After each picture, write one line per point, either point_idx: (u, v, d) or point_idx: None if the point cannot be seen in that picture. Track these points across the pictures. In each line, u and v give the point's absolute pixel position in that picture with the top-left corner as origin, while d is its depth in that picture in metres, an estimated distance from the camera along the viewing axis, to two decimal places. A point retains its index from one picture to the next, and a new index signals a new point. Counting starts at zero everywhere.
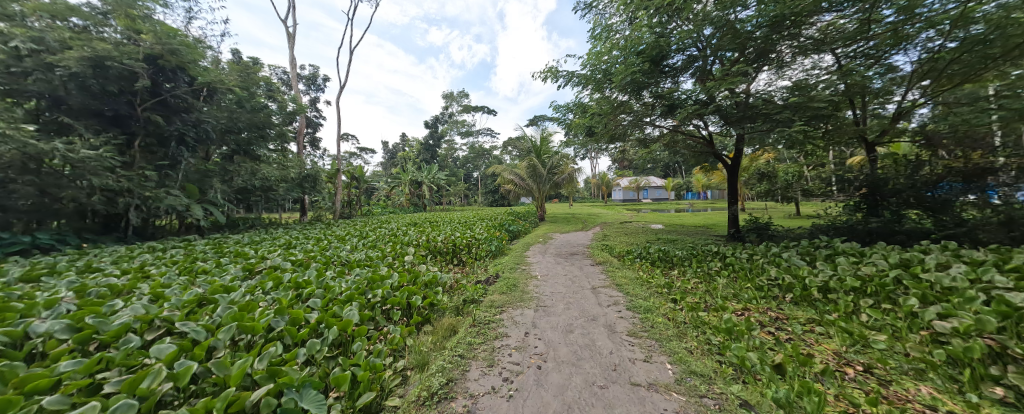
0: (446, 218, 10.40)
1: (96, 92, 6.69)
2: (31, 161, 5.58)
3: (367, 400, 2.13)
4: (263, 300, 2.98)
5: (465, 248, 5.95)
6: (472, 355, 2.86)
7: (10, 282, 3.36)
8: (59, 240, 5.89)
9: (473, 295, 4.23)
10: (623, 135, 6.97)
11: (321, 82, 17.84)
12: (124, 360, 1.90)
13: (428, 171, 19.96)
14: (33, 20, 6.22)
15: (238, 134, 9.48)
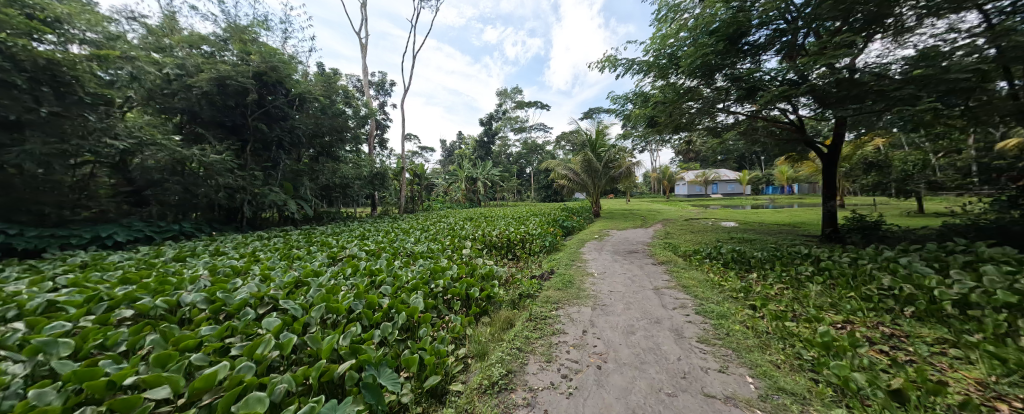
0: (500, 214, 10.55)
1: (220, 106, 8.11)
2: (178, 165, 6.94)
3: (434, 382, 2.28)
4: (345, 284, 3.34)
5: (520, 243, 6.00)
6: (530, 349, 2.89)
7: (166, 260, 4.25)
8: (196, 228, 7.25)
9: (529, 290, 4.27)
10: (691, 123, 6.40)
11: (389, 87, 19.22)
12: (244, 330, 2.27)
13: (484, 168, 20.49)
14: (178, 50, 7.82)
15: (320, 138, 10.39)
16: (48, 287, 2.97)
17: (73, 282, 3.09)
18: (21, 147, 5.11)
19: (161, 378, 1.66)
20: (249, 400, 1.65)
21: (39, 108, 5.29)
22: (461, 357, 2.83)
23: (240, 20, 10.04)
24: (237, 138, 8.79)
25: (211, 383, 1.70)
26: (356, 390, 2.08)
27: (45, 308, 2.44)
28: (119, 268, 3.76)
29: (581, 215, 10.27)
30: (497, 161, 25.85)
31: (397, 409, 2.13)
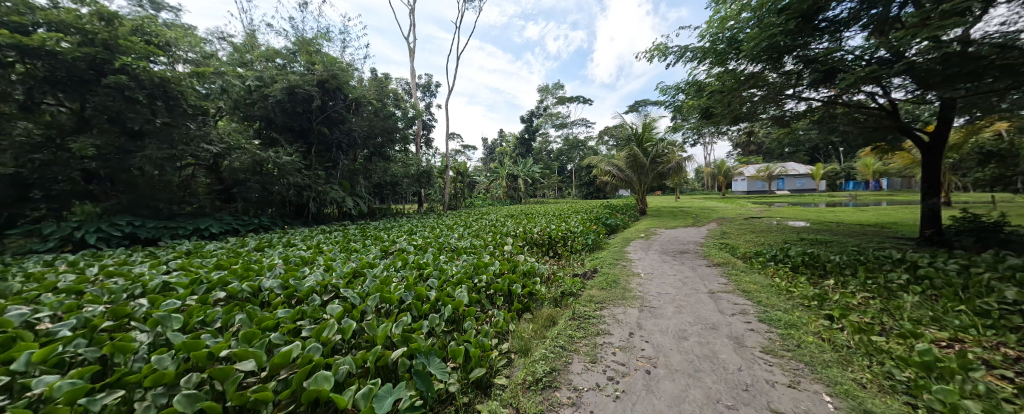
0: (540, 211, 10.46)
1: (289, 112, 8.97)
2: (257, 166, 7.81)
3: (479, 374, 2.34)
4: (395, 275, 3.54)
5: (563, 241, 5.91)
6: (574, 348, 2.84)
7: (249, 250, 4.82)
8: (270, 222, 8.09)
9: (572, 288, 4.21)
10: (754, 113, 5.84)
11: (434, 88, 19.86)
12: (312, 314, 2.51)
13: (525, 165, 20.49)
14: (256, 63, 8.80)
15: (373, 139, 11.02)
16: (162, 270, 3.52)
17: (180, 267, 3.62)
18: (143, 152, 6.13)
19: (247, 354, 1.88)
20: (316, 378, 1.81)
21: (156, 119, 6.32)
22: (504, 352, 2.87)
23: (306, 33, 11.00)
24: (303, 141, 9.64)
25: (287, 360, 1.89)
26: (408, 376, 2.20)
27: (161, 287, 2.90)
28: (212, 256, 4.33)
29: (625, 212, 9.85)
30: (539, 157, 25.71)
31: (444, 397, 2.22)
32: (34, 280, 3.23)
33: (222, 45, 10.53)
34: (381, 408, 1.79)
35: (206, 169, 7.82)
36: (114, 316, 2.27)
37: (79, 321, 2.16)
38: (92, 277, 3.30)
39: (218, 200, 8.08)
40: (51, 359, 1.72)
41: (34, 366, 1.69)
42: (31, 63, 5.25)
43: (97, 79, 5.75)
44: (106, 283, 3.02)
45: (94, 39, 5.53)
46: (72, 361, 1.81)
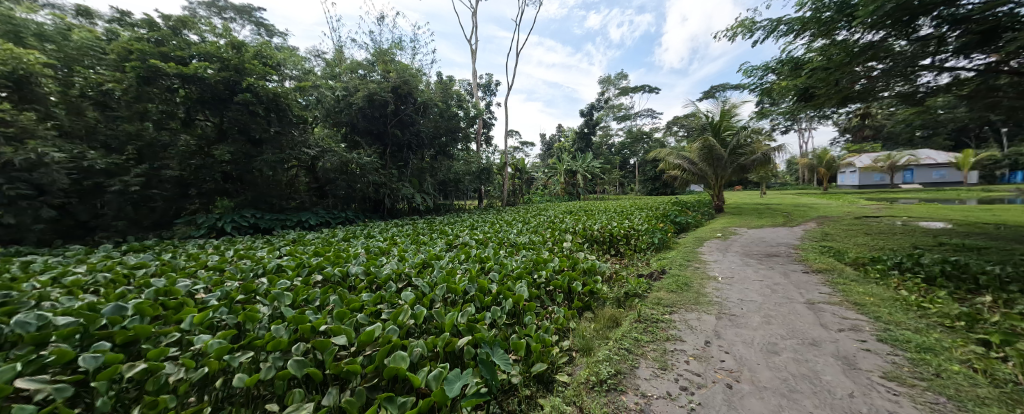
0: (600, 207, 10.06)
1: (368, 117, 9.86)
2: (343, 167, 8.73)
3: (540, 369, 2.29)
4: (459, 267, 3.68)
5: (627, 238, 5.60)
6: (642, 353, 2.66)
7: (337, 240, 5.44)
8: (352, 216, 8.99)
9: (637, 289, 3.95)
10: (872, 90, 4.97)
11: (494, 87, 20.22)
12: (388, 299, 2.73)
13: (585, 160, 19.91)
14: (343, 75, 9.85)
15: (438, 139, 11.60)
16: (275, 254, 4.15)
17: (286, 253, 4.23)
18: (261, 158, 7.52)
19: (339, 331, 2.13)
20: (395, 358, 1.96)
21: (271, 128, 7.70)
22: (566, 350, 2.79)
23: (382, 44, 11.99)
24: (380, 143, 10.52)
25: (370, 339, 2.11)
26: (474, 364, 2.26)
27: (276, 268, 3.44)
28: (309, 244, 4.96)
29: (696, 209, 9.02)
30: (600, 152, 24.80)
31: (507, 388, 2.24)
32: (189, 259, 4.04)
33: (316, 61, 12.00)
34: (451, 391, 1.86)
35: (304, 170, 8.88)
36: (245, 291, 2.76)
37: (219, 294, 2.66)
38: (229, 258, 4.05)
39: (312, 196, 9.13)
40: (205, 321, 2.16)
41: (195, 326, 2.13)
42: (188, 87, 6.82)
43: (229, 96, 7.23)
44: (235, 264, 3.66)
45: (228, 64, 6.96)
46: (219, 324, 2.24)
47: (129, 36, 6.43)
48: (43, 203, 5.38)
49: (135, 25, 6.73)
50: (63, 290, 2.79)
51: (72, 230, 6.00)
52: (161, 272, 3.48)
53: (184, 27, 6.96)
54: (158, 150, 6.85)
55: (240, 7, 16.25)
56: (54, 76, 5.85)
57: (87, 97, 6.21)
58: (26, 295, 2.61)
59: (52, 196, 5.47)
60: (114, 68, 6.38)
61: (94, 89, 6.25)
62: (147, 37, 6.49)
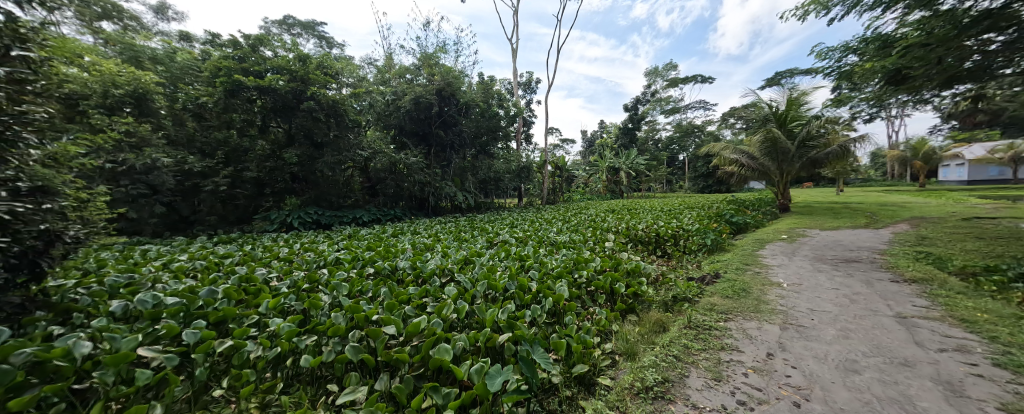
0: (646, 206, 9.58)
1: (415, 119, 10.25)
2: (391, 167, 9.15)
3: (581, 371, 2.20)
4: (499, 264, 3.68)
5: (677, 239, 5.24)
6: (691, 362, 2.45)
7: (386, 235, 5.70)
8: (400, 213, 9.39)
9: (686, 294, 3.67)
10: (991, 70, 4.10)
11: (535, 85, 20.12)
12: (432, 293, 2.81)
13: (629, 157, 19.13)
14: (393, 80, 10.36)
15: (480, 138, 11.75)
16: (334, 248, 4.48)
17: (342, 246, 4.54)
18: (322, 160, 8.11)
19: (390, 321, 2.27)
20: (438, 350, 1.99)
21: (331, 132, 8.28)
22: (609, 353, 2.65)
23: (428, 49, 12.41)
24: (425, 144, 10.88)
25: (417, 331, 2.19)
26: (514, 361, 2.22)
27: (334, 260, 3.71)
28: (362, 239, 5.27)
29: (756, 208, 8.27)
30: (645, 148, 23.72)
31: (548, 387, 2.15)
32: (264, 250, 4.49)
33: (368, 67, 12.73)
34: (491, 386, 1.82)
35: (359, 170, 9.29)
36: (309, 281, 3.06)
37: (288, 284, 2.96)
38: (294, 250, 4.44)
39: (365, 195, 9.60)
40: (278, 307, 2.50)
41: (270, 310, 2.48)
42: (264, 98, 7.66)
43: (296, 104, 7.92)
44: (299, 256, 4.00)
45: (296, 75, 7.67)
46: (289, 309, 2.57)
47: (219, 54, 7.45)
48: (156, 201, 6.52)
49: (223, 45, 7.62)
50: (171, 274, 3.27)
51: (177, 224, 7.12)
52: (243, 261, 3.84)
53: (261, 44, 7.70)
54: (240, 154, 7.89)
55: (305, 22, 17.68)
56: (165, 94, 7.26)
57: (187, 109, 7.53)
58: (144, 277, 3.04)
59: (163, 194, 6.62)
60: (208, 84, 7.62)
61: (192, 102, 7.50)
62: (232, 55, 7.37)
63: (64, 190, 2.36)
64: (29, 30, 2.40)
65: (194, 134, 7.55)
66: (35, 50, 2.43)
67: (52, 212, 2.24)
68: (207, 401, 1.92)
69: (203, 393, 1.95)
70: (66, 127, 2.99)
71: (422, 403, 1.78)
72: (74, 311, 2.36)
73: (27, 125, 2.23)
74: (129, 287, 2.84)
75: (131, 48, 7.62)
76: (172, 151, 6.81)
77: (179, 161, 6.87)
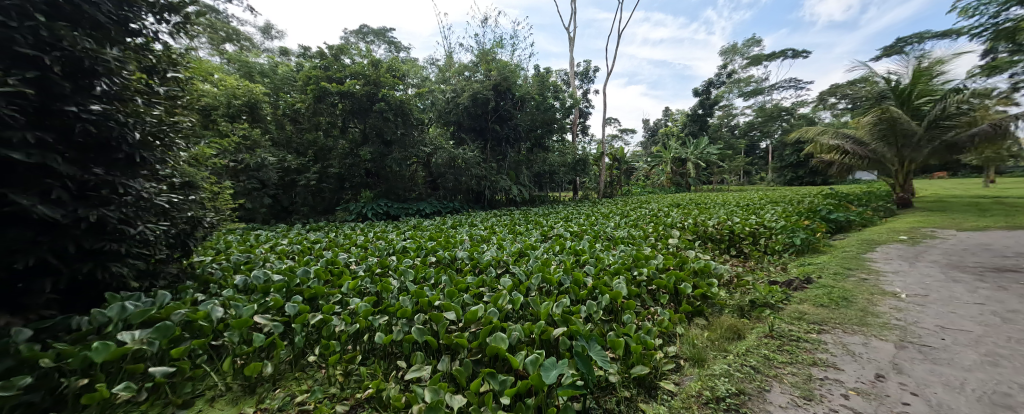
0: (717, 200, 8.73)
1: (472, 115, 10.45)
2: (451, 162, 9.47)
3: (641, 372, 1.98)
4: (554, 258, 3.57)
5: (759, 236, 4.60)
6: (775, 376, 2.06)
7: (447, 227, 5.89)
8: (458, 206, 9.71)
9: (766, 299, 3.15)
10: None
11: (592, 74, 19.36)
12: (488, 283, 2.83)
13: (698, 146, 17.58)
14: (453, 78, 10.64)
15: (535, 131, 11.62)
16: (401, 237, 4.75)
17: (408, 236, 4.79)
18: (390, 157, 8.67)
19: (450, 307, 2.30)
20: (494, 338, 1.96)
21: (398, 130, 8.78)
22: (673, 357, 2.36)
23: (485, 45, 12.56)
24: (482, 139, 11.05)
25: (474, 318, 2.20)
26: (569, 356, 2.09)
27: (401, 249, 3.92)
28: (425, 230, 5.52)
29: (861, 202, 7.06)
30: (717, 135, 21.61)
31: (605, 385, 1.99)
32: (345, 237, 4.94)
33: (431, 67, 13.29)
34: (546, 378, 1.72)
35: (422, 165, 9.73)
36: (381, 266, 3.27)
37: (364, 267, 3.19)
38: (367, 238, 4.79)
39: (427, 189, 10.01)
40: (356, 288, 2.69)
41: (350, 291, 2.67)
42: (343, 102, 8.32)
43: (369, 106, 8.50)
44: (372, 244, 4.30)
45: (370, 79, 8.25)
46: (365, 291, 2.76)
47: (311, 65, 8.28)
48: (264, 194, 7.79)
49: (313, 56, 8.46)
50: (277, 254, 3.77)
51: (278, 213, 8.22)
52: (329, 246, 4.23)
53: (342, 54, 8.35)
54: (325, 153, 8.78)
55: (377, 30, 19.02)
56: (269, 102, 8.42)
57: (286, 115, 8.67)
58: (257, 257, 3.55)
59: (271, 189, 7.89)
60: (301, 92, 8.55)
61: (291, 109, 8.59)
62: (319, 65, 8.16)
63: (200, 184, 2.88)
64: (179, 56, 2.76)
65: (292, 136, 8.69)
66: (181, 73, 2.80)
67: (191, 203, 2.77)
68: (304, 364, 2.17)
69: (301, 358, 2.19)
70: (204, 133, 3.53)
71: (480, 387, 1.78)
72: (211, 282, 2.81)
73: (178, 132, 2.62)
74: (247, 264, 3.34)
75: (245, 65, 9.48)
76: (279, 153, 8.06)
77: (280, 162, 8.00)
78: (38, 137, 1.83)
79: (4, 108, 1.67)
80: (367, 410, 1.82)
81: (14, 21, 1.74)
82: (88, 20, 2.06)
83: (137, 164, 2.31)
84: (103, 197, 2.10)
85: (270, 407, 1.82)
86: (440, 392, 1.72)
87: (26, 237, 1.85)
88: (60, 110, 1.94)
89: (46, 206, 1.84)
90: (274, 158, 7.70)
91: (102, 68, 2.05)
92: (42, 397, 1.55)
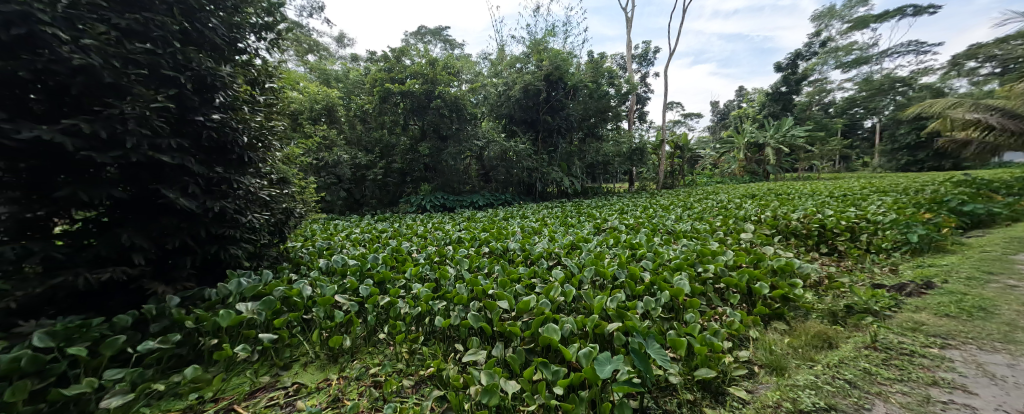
0: (802, 189, 7.67)
1: (524, 106, 10.34)
2: (503, 154, 9.50)
3: (707, 376, 1.72)
4: (607, 252, 3.35)
5: (860, 231, 3.73)
6: (880, 394, 1.56)
7: (500, 219, 5.90)
8: (510, 198, 9.74)
9: (868, 306, 2.36)
10: None
11: (652, 56, 18.02)
12: (540, 274, 2.76)
13: (780, 128, 15.56)
14: (505, 71, 10.50)
15: (588, 120, 11.20)
16: (456, 228, 4.86)
17: (463, 227, 4.89)
18: (447, 151, 8.96)
19: (502, 296, 2.26)
20: (546, 329, 1.89)
21: (454, 126, 9.02)
22: (743, 362, 1.99)
23: (537, 34, 12.29)
24: (533, 130, 10.89)
25: (527, 308, 2.14)
26: (625, 353, 1.92)
27: (455, 239, 3.99)
28: (478, 221, 5.59)
29: (1008, 190, 5.64)
30: (807, 115, 18.81)
31: (666, 385, 1.79)
32: (407, 227, 5.20)
33: (484, 62, 13.41)
34: (600, 372, 1.59)
35: (475, 159, 9.91)
36: (438, 254, 3.36)
37: (424, 256, 3.30)
38: (424, 229, 4.96)
39: (480, 182, 10.17)
40: (418, 273, 2.80)
41: (414, 276, 2.78)
42: (404, 100, 8.72)
43: (427, 102, 8.81)
44: (431, 234, 4.47)
45: (427, 78, 8.54)
46: (426, 277, 2.85)
47: (377, 68, 8.78)
48: (341, 188, 8.52)
49: (378, 60, 8.96)
50: (352, 241, 4.09)
51: (351, 205, 8.95)
52: (394, 236, 4.48)
53: (403, 55, 8.72)
54: (389, 149, 9.35)
55: (434, 29, 19.70)
56: (342, 103, 9.17)
57: (356, 115, 9.38)
58: (336, 244, 3.88)
59: (346, 183, 8.61)
60: (368, 93, 9.16)
61: (360, 110, 9.25)
62: (384, 67, 8.64)
63: (290, 180, 3.19)
64: (274, 68, 3.00)
65: (362, 134, 9.29)
66: (276, 83, 3.04)
67: (286, 196, 3.07)
68: (376, 340, 2.29)
69: (372, 336, 2.30)
70: (293, 134, 3.91)
71: (533, 376, 1.73)
72: (301, 263, 3.12)
73: (274, 135, 2.93)
74: (328, 249, 3.67)
75: (323, 72, 10.44)
76: (352, 150, 8.76)
77: (353, 159, 8.68)
78: (179, 143, 2.18)
79: (156, 121, 2.04)
80: (429, 387, 1.89)
81: (160, 50, 2.10)
82: (208, 43, 2.39)
83: (246, 163, 2.64)
84: (223, 191, 2.45)
85: (350, 377, 1.98)
86: (495, 376, 1.70)
87: (173, 224, 2.23)
88: (192, 120, 2.29)
89: (186, 198, 2.19)
90: (348, 156, 8.40)
91: (220, 83, 2.37)
92: (187, 351, 2.00)
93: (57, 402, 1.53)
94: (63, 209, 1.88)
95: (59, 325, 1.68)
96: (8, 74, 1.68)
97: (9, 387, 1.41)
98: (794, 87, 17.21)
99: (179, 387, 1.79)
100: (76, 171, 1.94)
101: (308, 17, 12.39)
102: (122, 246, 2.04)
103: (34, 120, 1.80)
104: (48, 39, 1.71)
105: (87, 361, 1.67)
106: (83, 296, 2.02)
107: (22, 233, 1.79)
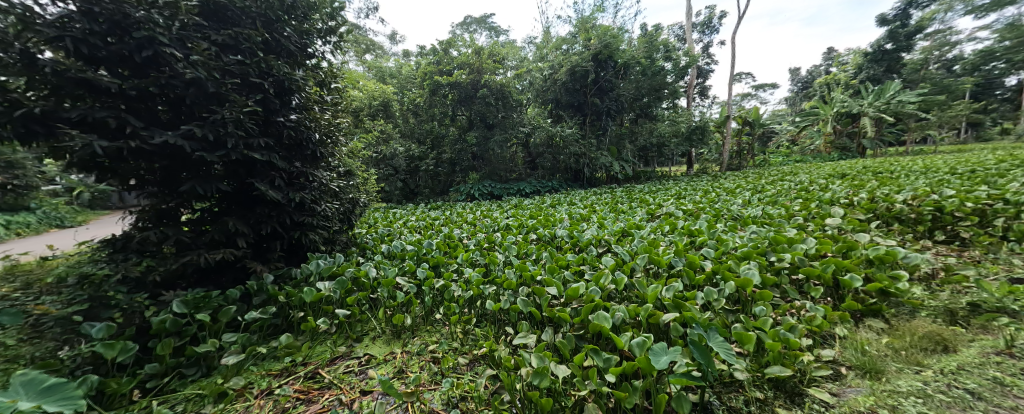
0: (910, 166, 6.41)
1: (572, 89, 9.94)
2: (550, 140, 9.29)
3: (780, 374, 1.51)
4: (663, 239, 3.13)
5: (993, 216, 2.99)
6: (1016, 410, 1.28)
7: (548, 206, 5.78)
8: (556, 185, 9.60)
9: (1004, 305, 1.89)
10: None
11: (716, 22, 16.19)
12: (589, 261, 2.65)
13: (881, 94, 13.21)
14: (550, 53, 10.14)
15: (640, 100, 10.47)
16: (505, 216, 4.87)
17: (510, 215, 4.88)
18: (495, 139, 9.08)
19: (551, 282, 2.22)
20: (597, 315, 1.81)
21: (500, 114, 9.15)
22: (827, 362, 1.73)
23: (585, 11, 11.65)
24: (581, 114, 10.43)
25: (576, 295, 2.08)
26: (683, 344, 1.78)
27: (502, 227, 4.01)
28: (525, 209, 5.54)
29: None
30: (922, 75, 15.58)
31: (730, 381, 1.64)
32: (458, 215, 5.34)
33: (530, 46, 13.10)
34: (656, 363, 1.47)
35: (521, 146, 9.86)
36: (486, 241, 3.40)
37: (474, 242, 3.37)
38: (472, 217, 5.01)
39: (526, 169, 10.16)
40: (468, 260, 2.85)
41: (464, 262, 2.84)
42: (452, 92, 8.91)
43: (474, 92, 8.95)
44: (480, 221, 4.55)
45: (477, 67, 8.72)
46: (476, 262, 2.90)
47: (425, 62, 8.96)
48: (397, 179, 9.06)
49: (427, 53, 9.12)
50: (408, 228, 4.30)
51: (407, 194, 9.45)
52: (446, 224, 4.61)
53: (450, 47, 8.81)
54: (439, 140, 9.64)
55: (478, 18, 19.64)
56: (395, 98, 9.57)
57: (409, 109, 9.65)
58: (395, 231, 4.12)
59: (401, 174, 9.12)
60: (418, 87, 9.46)
61: (413, 104, 9.60)
62: (432, 60, 8.79)
63: (354, 172, 3.39)
64: (338, 69, 3.15)
65: (415, 127, 9.63)
66: (340, 83, 3.19)
67: (351, 186, 3.28)
68: (432, 320, 2.38)
69: (430, 317, 2.39)
70: (355, 129, 4.15)
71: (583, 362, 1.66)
72: (365, 248, 3.35)
73: (339, 130, 3.10)
74: (388, 235, 3.91)
75: (376, 69, 11.08)
76: (406, 143, 9.17)
77: (407, 151, 9.12)
78: (267, 142, 2.41)
79: (248, 123, 2.26)
80: (482, 366, 1.93)
81: (248, 59, 2.33)
82: (284, 51, 2.59)
83: (318, 157, 2.86)
84: (302, 184, 2.68)
85: (411, 352, 2.10)
86: (545, 360, 1.66)
87: (266, 212, 2.48)
88: (276, 122, 2.52)
89: (273, 190, 2.42)
90: (402, 148, 8.85)
91: (294, 87, 2.56)
92: (282, 321, 2.28)
93: (191, 357, 1.84)
94: (184, 201, 2.27)
95: (190, 294, 1.98)
96: (142, 90, 1.99)
97: (160, 343, 1.70)
98: (903, 43, 14.76)
99: (277, 351, 2.04)
100: (194, 169, 2.26)
101: (365, 18, 13.08)
102: (227, 232, 2.32)
103: (163, 127, 2.13)
104: (167, 58, 1.99)
105: (210, 326, 1.97)
106: (203, 272, 2.37)
107: (160, 220, 2.23)
